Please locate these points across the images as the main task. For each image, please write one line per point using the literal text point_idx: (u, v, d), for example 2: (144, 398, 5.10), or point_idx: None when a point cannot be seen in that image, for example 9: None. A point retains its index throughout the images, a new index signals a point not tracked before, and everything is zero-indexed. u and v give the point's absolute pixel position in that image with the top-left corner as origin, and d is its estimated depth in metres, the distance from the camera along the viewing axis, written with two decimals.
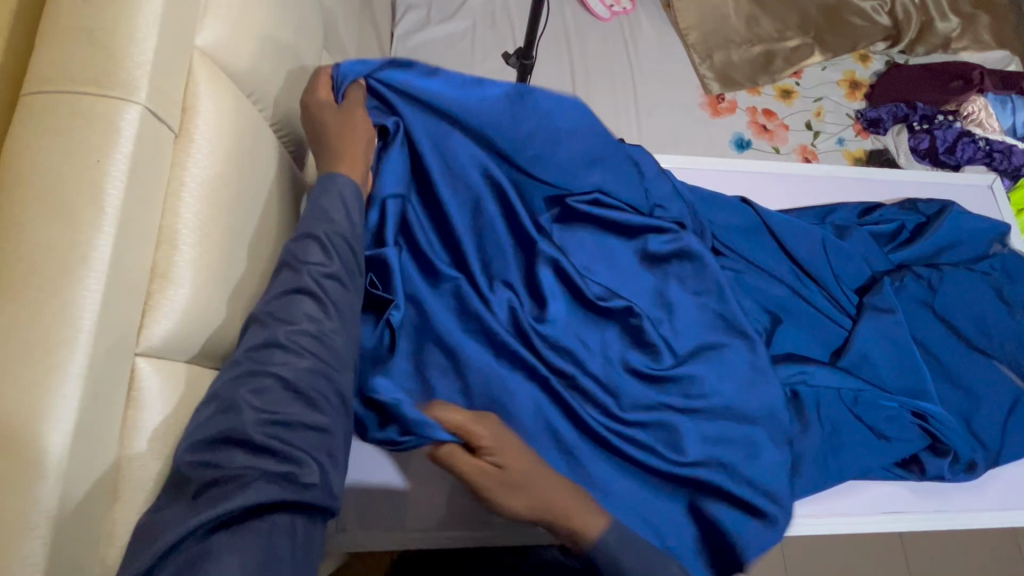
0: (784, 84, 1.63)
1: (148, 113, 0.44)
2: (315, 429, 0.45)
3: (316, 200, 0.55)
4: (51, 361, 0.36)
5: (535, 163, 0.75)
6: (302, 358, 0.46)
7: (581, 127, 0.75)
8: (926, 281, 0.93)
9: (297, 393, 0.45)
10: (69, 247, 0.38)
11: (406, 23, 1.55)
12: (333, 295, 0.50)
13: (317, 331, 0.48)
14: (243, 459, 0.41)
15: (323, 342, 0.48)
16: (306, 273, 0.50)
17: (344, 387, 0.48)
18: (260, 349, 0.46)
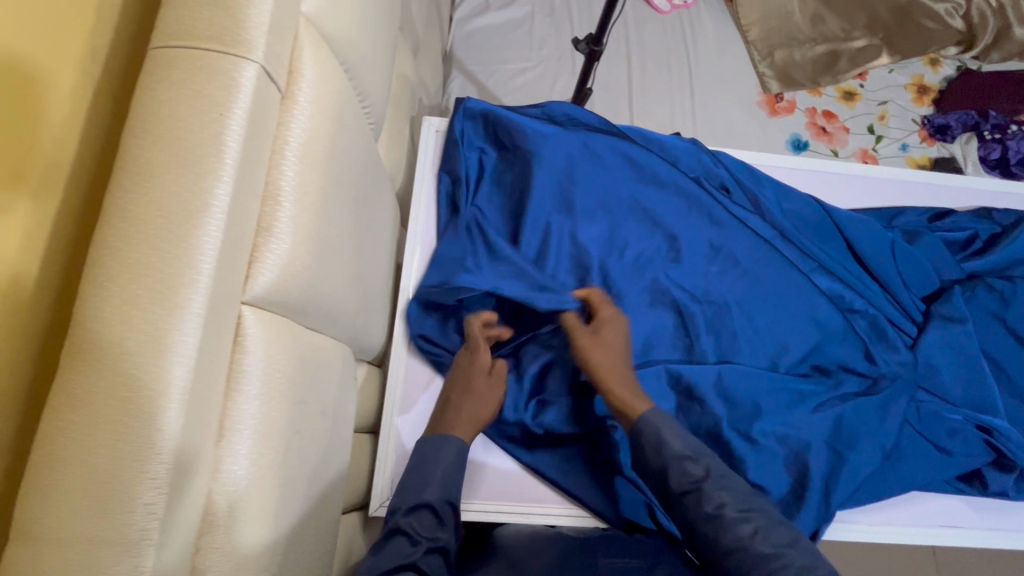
0: (847, 85, 1.58)
1: (263, 72, 0.45)
2: (436, 520, 0.65)
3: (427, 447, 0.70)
4: (176, 299, 0.38)
5: (585, 163, 0.87)
6: (437, 508, 0.66)
7: (624, 146, 0.89)
8: (998, 294, 0.89)
9: (433, 523, 0.64)
10: (193, 193, 0.40)
11: (466, 6, 1.57)
12: (450, 466, 0.69)
13: (446, 482, 0.68)
14: (406, 528, 0.62)
15: (448, 488, 0.68)
16: (439, 460, 0.69)
17: (449, 505, 0.66)
18: (410, 501, 0.65)
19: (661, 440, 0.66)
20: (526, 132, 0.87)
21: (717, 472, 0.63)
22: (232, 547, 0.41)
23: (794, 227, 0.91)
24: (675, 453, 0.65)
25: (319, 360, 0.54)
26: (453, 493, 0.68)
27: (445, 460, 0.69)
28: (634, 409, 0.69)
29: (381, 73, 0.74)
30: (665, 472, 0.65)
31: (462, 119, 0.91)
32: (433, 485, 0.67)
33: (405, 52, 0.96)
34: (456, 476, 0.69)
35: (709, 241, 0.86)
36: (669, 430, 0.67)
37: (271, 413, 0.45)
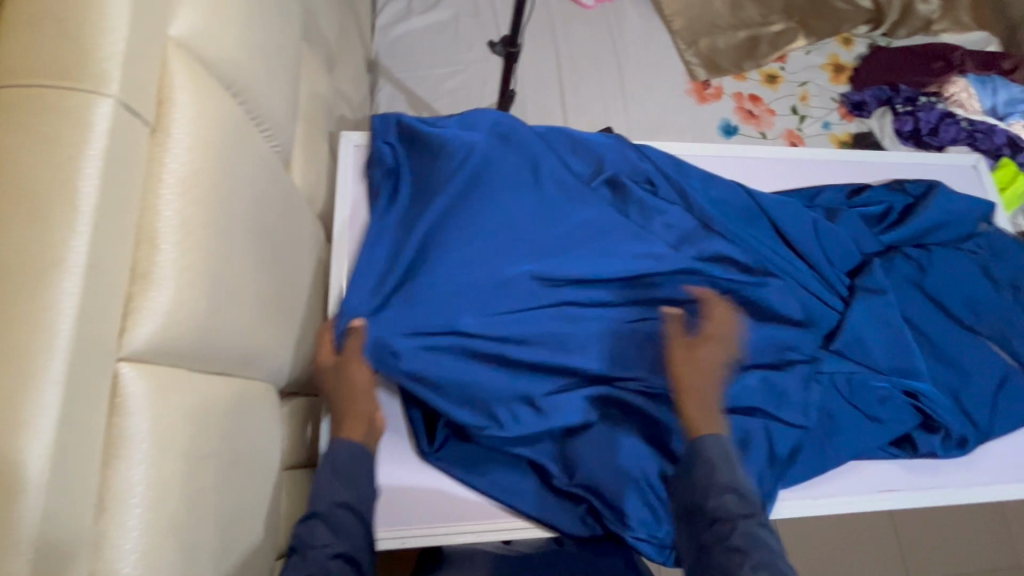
0: (769, 69, 1.63)
1: (122, 106, 0.42)
2: (336, 531, 0.62)
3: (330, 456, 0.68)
4: (29, 368, 0.34)
5: (508, 167, 0.84)
6: (338, 516, 0.63)
7: (538, 146, 0.87)
8: (915, 262, 0.94)
9: (334, 533, 0.62)
10: (43, 248, 0.36)
11: (388, 13, 1.53)
12: (347, 470, 0.67)
13: (348, 490, 0.66)
14: (305, 548, 0.60)
15: (351, 493, 0.66)
16: (331, 467, 0.67)
17: (351, 511, 0.65)
18: (307, 520, 0.63)
19: (721, 465, 0.69)
20: (440, 139, 0.85)
21: (759, 523, 0.65)
22: None
23: (719, 212, 0.92)
24: (717, 481, 0.68)
25: (227, 407, 0.50)
26: (347, 496, 0.65)
27: (335, 465, 0.67)
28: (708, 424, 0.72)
29: (283, 92, 0.70)
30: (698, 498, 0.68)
31: (376, 130, 0.89)
32: (324, 495, 0.64)
33: (316, 66, 0.92)
34: (349, 479, 0.67)
35: (643, 239, 0.84)
36: (722, 463, 0.69)
37: (167, 475, 0.41)
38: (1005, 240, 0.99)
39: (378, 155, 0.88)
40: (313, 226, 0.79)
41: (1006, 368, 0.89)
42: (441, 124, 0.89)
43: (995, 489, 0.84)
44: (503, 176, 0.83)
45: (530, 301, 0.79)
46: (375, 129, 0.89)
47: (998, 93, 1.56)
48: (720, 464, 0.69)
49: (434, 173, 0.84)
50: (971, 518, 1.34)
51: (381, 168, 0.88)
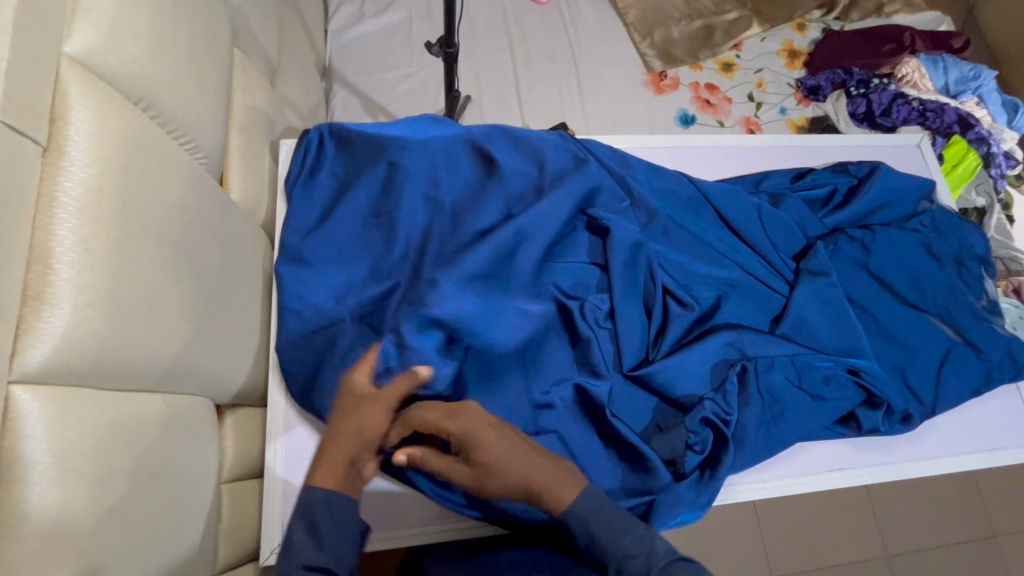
0: (725, 57, 1.64)
1: (3, 127, 0.41)
2: None
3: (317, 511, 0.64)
4: None
5: (453, 170, 0.85)
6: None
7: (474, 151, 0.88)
8: (859, 243, 0.95)
9: None
10: None
11: (339, 18, 1.52)
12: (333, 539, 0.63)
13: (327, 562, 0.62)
14: None
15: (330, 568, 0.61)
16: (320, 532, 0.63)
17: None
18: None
19: (596, 521, 0.62)
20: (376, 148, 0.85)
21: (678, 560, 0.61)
22: None
23: (660, 202, 0.93)
24: (614, 549, 0.61)
25: (142, 423, 0.50)
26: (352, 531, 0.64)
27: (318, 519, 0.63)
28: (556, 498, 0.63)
29: (208, 103, 0.70)
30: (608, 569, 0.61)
31: (315, 139, 0.89)
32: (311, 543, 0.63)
33: (253, 75, 0.92)
34: (331, 541, 0.63)
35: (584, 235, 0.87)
36: (597, 521, 0.62)
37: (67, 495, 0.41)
38: (948, 217, 1.00)
39: (318, 161, 0.89)
40: (253, 237, 0.79)
41: (950, 344, 0.90)
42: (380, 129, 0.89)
43: (943, 463, 0.85)
44: (446, 179, 0.85)
45: (469, 299, 0.80)
46: (315, 139, 0.89)
47: (949, 72, 1.58)
48: (597, 524, 0.62)
49: (372, 183, 0.84)
50: (938, 492, 1.36)
51: (321, 174, 0.88)
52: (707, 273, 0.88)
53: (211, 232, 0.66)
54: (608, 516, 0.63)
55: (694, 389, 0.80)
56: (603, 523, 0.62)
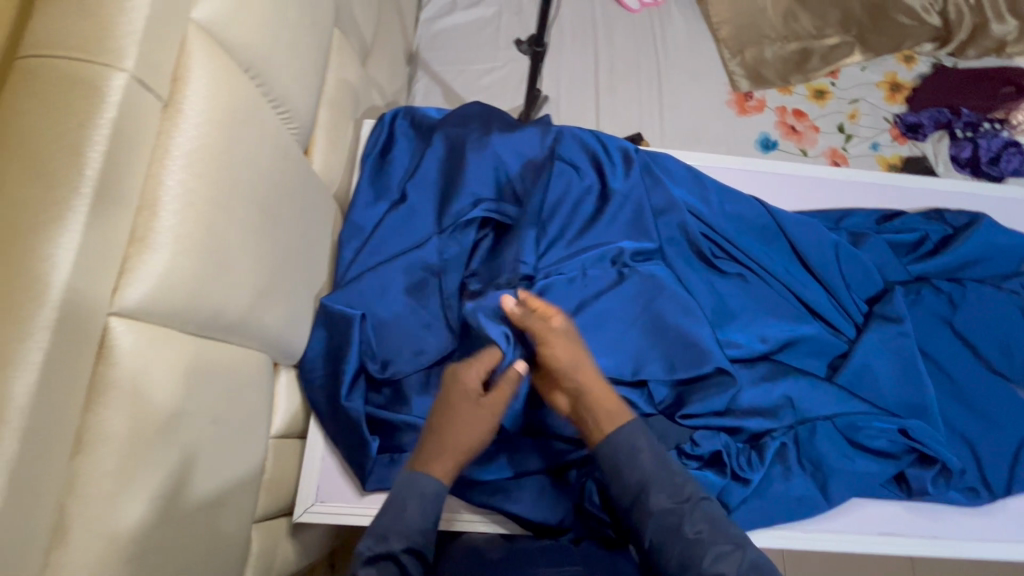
0: (819, 83, 1.56)
1: (134, 81, 0.45)
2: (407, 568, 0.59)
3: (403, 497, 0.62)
4: (21, 314, 0.38)
5: (514, 164, 0.85)
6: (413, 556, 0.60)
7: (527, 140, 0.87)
8: (945, 296, 0.88)
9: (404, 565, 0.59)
10: (46, 205, 0.40)
11: (432, 7, 1.56)
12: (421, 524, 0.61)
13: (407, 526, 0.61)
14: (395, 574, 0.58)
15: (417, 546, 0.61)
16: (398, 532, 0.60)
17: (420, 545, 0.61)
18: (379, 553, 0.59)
19: (643, 457, 0.63)
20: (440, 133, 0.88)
21: (701, 498, 0.62)
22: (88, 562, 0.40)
23: (724, 221, 0.90)
24: (658, 479, 0.62)
25: (210, 366, 0.54)
26: (419, 538, 0.61)
27: (419, 502, 0.62)
28: (613, 417, 0.65)
29: (305, 78, 0.73)
30: (644, 492, 0.62)
31: (392, 122, 0.94)
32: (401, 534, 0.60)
33: (347, 55, 0.96)
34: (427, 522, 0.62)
35: (624, 239, 0.84)
36: (645, 452, 0.64)
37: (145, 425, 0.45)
38: None
39: (390, 143, 0.92)
40: (327, 209, 0.82)
41: None
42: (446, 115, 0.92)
43: (1010, 547, 0.78)
44: (505, 166, 0.84)
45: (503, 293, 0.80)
46: (389, 121, 0.94)
47: None
48: (647, 456, 0.64)
49: (429, 165, 0.87)
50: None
51: (390, 157, 0.91)
52: (758, 301, 0.86)
53: (292, 199, 0.70)
54: (652, 445, 0.64)
55: (730, 420, 0.77)
56: (627, 449, 0.64)
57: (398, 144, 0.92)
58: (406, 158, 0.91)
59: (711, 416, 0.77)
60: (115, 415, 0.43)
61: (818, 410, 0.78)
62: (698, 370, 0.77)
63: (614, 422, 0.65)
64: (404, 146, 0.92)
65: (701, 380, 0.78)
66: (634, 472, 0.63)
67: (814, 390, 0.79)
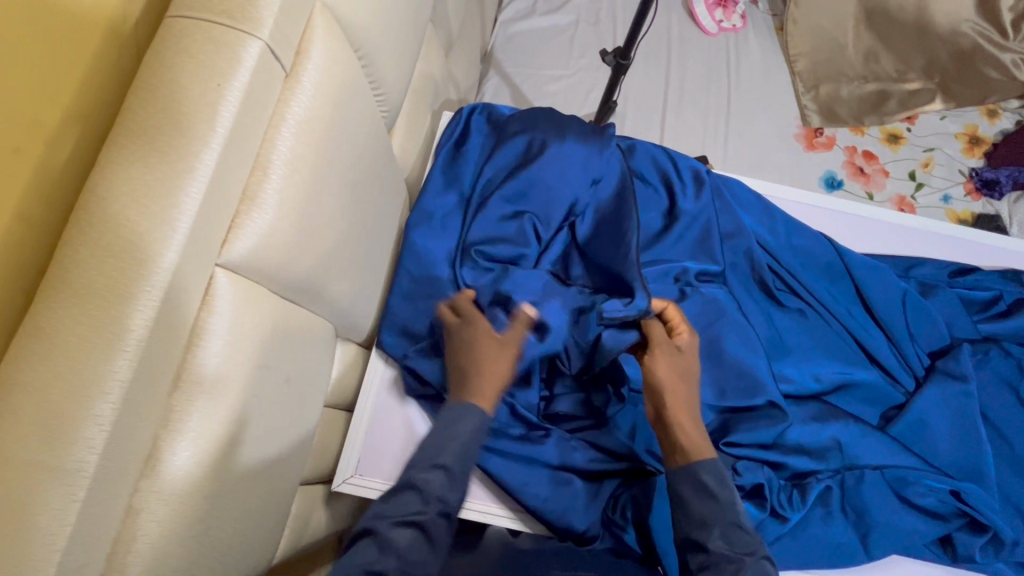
0: (895, 127, 1.52)
1: (267, 49, 0.48)
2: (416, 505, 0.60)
3: (445, 429, 0.65)
4: (148, 253, 0.40)
5: (574, 171, 0.85)
6: (430, 501, 0.61)
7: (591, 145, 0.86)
8: (1015, 360, 0.85)
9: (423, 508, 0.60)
10: (180, 155, 0.42)
11: (511, 9, 1.59)
12: (437, 484, 0.62)
13: (439, 469, 0.62)
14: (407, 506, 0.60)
15: (443, 490, 0.62)
16: (415, 471, 0.62)
17: (444, 489, 0.62)
18: (401, 490, 0.61)
19: (715, 493, 0.63)
20: (512, 130, 0.90)
21: (763, 558, 0.61)
22: (172, 494, 0.42)
23: (788, 254, 0.89)
24: (725, 518, 0.62)
25: (292, 326, 0.56)
26: (441, 471, 0.63)
27: (462, 435, 0.64)
28: (697, 447, 0.66)
29: (401, 64, 0.76)
30: (709, 528, 0.62)
31: (467, 114, 0.96)
32: (412, 466, 0.63)
33: (435, 46, 0.98)
34: (465, 451, 0.64)
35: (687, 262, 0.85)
36: (723, 489, 0.64)
37: (234, 373, 0.47)
38: None
39: (465, 133, 0.94)
40: (400, 192, 0.84)
41: None
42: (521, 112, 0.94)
43: None
44: (569, 171, 0.85)
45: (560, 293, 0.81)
46: (467, 113, 0.96)
47: None
48: (713, 484, 0.64)
49: (499, 160, 0.88)
50: None
51: (464, 147, 0.93)
52: (815, 338, 0.84)
53: (375, 177, 0.72)
54: (726, 485, 0.64)
55: (775, 455, 0.76)
56: (715, 480, 0.64)
57: (473, 136, 0.94)
58: (478, 151, 0.93)
59: (757, 447, 0.76)
60: (209, 359, 0.45)
61: (866, 457, 0.76)
62: (749, 401, 0.77)
63: (701, 453, 0.66)
64: (477, 138, 0.94)
65: (752, 410, 0.78)
66: (708, 505, 0.63)
67: (865, 435, 0.77)
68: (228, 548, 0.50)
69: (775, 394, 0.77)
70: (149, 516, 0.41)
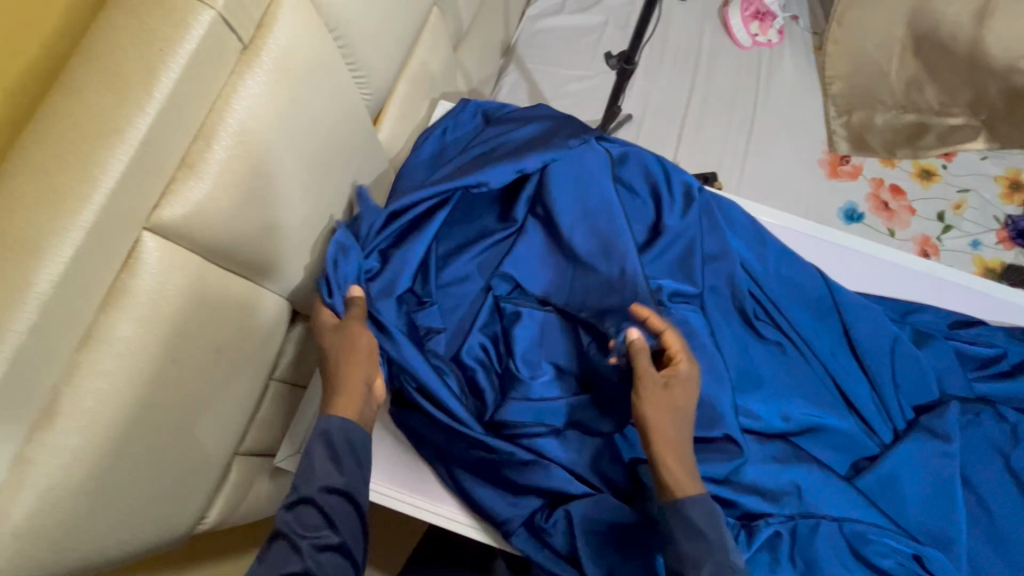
0: (928, 163, 1.43)
1: (220, 20, 0.47)
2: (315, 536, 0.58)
3: (327, 443, 0.62)
4: (64, 209, 0.40)
5: (560, 176, 0.84)
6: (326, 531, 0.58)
7: (581, 152, 0.85)
8: (1008, 426, 0.79)
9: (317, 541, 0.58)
10: (112, 116, 0.43)
11: (540, 5, 1.56)
12: (334, 507, 0.60)
13: (336, 489, 0.61)
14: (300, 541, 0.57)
15: (340, 516, 0.60)
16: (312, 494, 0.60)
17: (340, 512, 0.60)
18: (294, 525, 0.58)
19: (701, 528, 0.61)
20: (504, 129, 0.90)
21: None
22: (69, 449, 0.43)
23: (772, 281, 0.85)
24: (711, 554, 0.60)
25: (231, 300, 0.56)
26: (340, 481, 0.61)
27: (341, 444, 0.62)
28: (678, 483, 0.63)
29: (389, 47, 0.75)
30: (698, 565, 0.60)
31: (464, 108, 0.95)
32: (309, 482, 0.60)
33: (440, 34, 0.97)
34: (348, 461, 0.62)
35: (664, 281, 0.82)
36: (711, 526, 0.61)
37: (152, 338, 0.47)
38: None
39: (458, 124, 0.93)
40: (381, 177, 0.84)
41: None
42: (514, 112, 0.93)
43: None
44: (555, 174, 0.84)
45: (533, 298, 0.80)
46: (464, 104, 0.95)
47: None
48: (696, 514, 0.61)
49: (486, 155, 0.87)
50: None
51: (454, 140, 0.92)
52: (787, 375, 0.80)
53: (348, 160, 0.71)
54: (714, 521, 0.62)
55: (725, 490, 0.72)
56: (704, 518, 0.61)
57: (464, 131, 0.93)
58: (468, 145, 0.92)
59: (708, 483, 0.72)
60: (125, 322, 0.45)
61: (823, 507, 0.72)
62: (704, 432, 0.73)
63: (683, 490, 0.63)
64: (467, 132, 0.93)
65: (707, 442, 0.74)
66: (697, 546, 0.60)
67: (825, 485, 0.73)
68: (133, 508, 0.50)
69: (733, 425, 0.73)
70: (40, 467, 0.41)
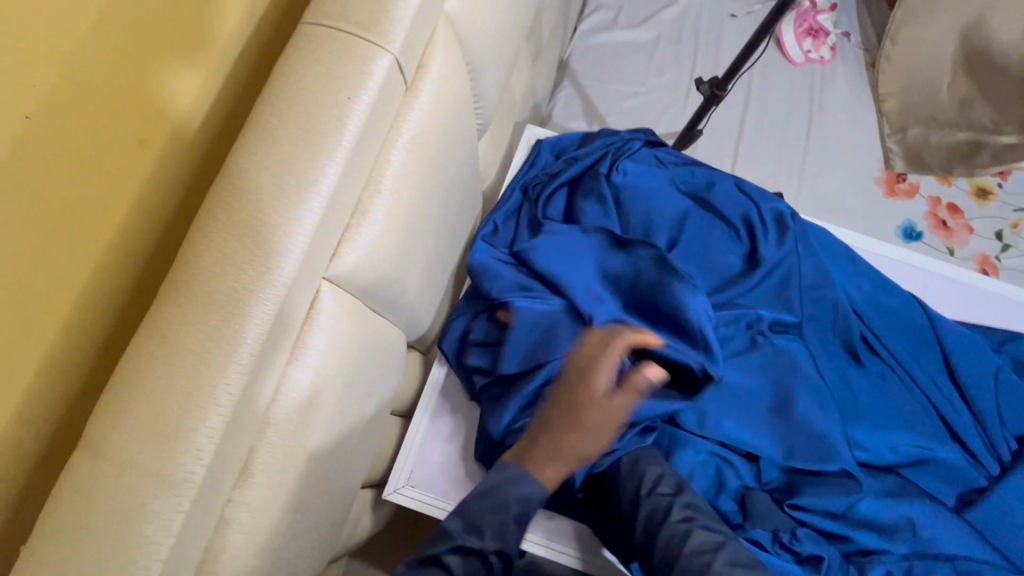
0: (984, 181, 1.43)
1: (395, 64, 0.47)
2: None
3: (512, 492, 0.62)
4: (267, 265, 0.40)
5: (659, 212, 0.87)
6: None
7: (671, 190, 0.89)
8: None
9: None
10: (305, 168, 0.42)
11: (592, 19, 1.56)
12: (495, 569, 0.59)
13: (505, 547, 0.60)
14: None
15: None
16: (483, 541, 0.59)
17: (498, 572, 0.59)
18: (455, 559, 0.57)
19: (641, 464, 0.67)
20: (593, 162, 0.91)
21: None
22: (261, 505, 0.42)
23: (867, 311, 0.86)
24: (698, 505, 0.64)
25: (378, 340, 0.55)
26: (510, 543, 0.60)
27: (522, 500, 0.62)
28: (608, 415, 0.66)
29: (500, 76, 0.74)
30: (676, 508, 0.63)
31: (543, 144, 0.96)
32: (494, 529, 0.60)
33: (525, 57, 0.97)
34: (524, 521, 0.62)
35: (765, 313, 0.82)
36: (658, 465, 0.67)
37: (325, 390, 0.46)
38: None
39: (542, 159, 0.94)
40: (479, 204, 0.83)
41: None
42: (595, 145, 0.94)
43: None
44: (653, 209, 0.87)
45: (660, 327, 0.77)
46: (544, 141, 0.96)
47: None
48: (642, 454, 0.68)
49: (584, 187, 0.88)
50: None
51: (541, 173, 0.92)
52: (891, 405, 0.80)
53: (465, 190, 0.70)
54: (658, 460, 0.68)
55: (841, 526, 0.72)
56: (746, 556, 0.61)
57: (548, 162, 0.94)
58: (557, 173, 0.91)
59: (822, 517, 0.72)
60: (307, 373, 0.45)
61: (939, 545, 0.72)
62: (820, 465, 0.73)
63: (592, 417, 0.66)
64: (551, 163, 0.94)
65: (820, 475, 0.74)
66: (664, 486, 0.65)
67: (939, 522, 0.72)
68: (297, 556, 0.50)
69: (846, 457, 0.73)
70: (237, 528, 0.41)
